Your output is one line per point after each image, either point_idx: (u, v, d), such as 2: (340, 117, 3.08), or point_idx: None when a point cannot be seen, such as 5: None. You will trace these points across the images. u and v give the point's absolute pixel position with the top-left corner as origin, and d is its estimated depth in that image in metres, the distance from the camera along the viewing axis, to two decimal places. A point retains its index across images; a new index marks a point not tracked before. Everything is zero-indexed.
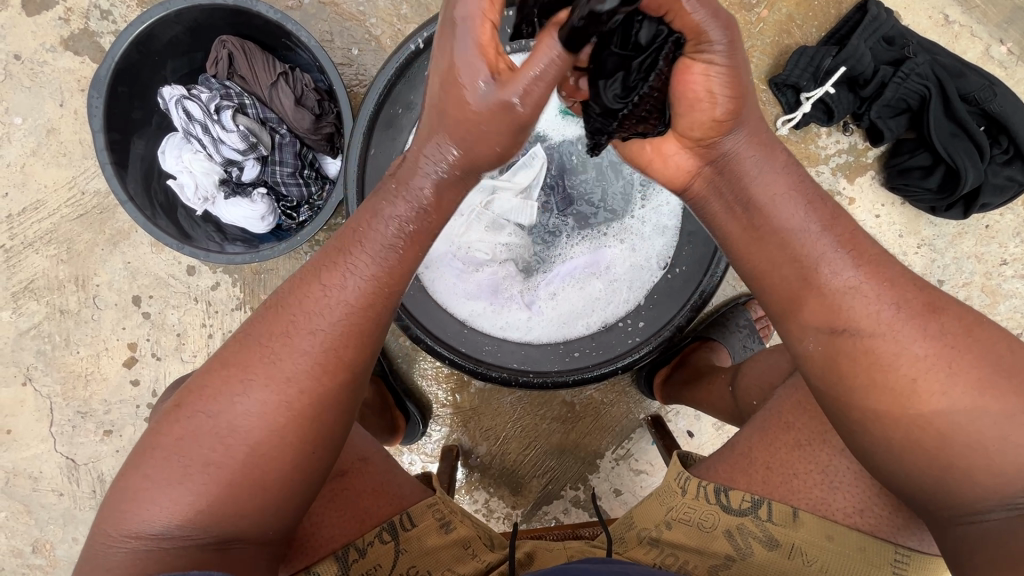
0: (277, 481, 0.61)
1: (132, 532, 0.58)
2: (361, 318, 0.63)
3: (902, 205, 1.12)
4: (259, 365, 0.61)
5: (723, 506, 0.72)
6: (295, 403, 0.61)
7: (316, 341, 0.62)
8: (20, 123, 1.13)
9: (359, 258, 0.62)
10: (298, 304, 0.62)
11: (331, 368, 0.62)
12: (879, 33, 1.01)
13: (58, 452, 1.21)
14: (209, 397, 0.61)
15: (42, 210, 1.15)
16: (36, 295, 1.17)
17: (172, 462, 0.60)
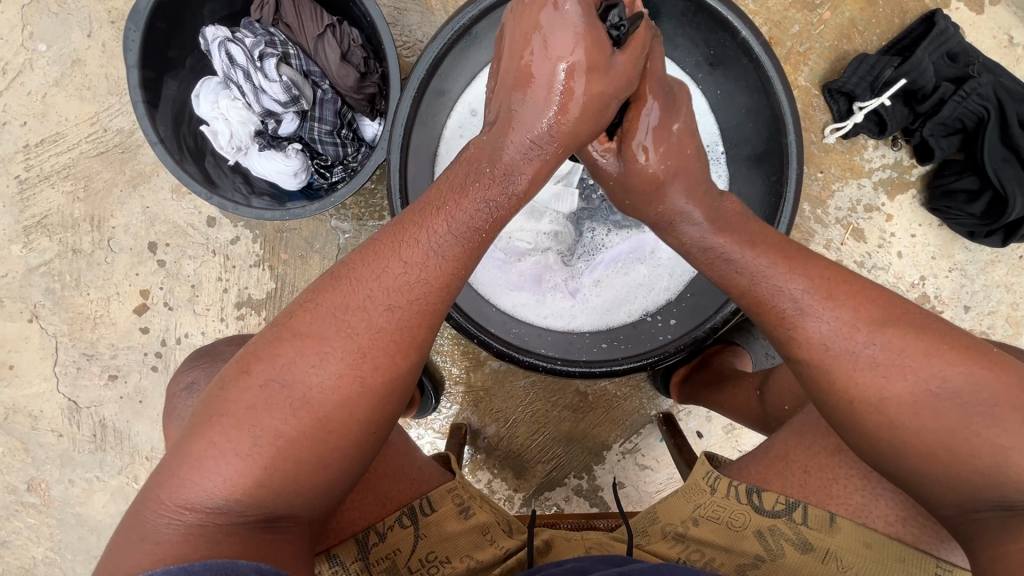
0: (341, 458, 0.59)
1: (186, 504, 0.55)
2: (438, 298, 0.63)
3: (939, 227, 1.11)
4: (335, 338, 0.59)
5: (755, 506, 0.72)
6: (370, 378, 0.59)
7: (392, 315, 0.61)
8: (45, 50, 1.08)
9: (438, 227, 0.63)
10: (366, 275, 0.61)
11: (404, 346, 0.61)
12: (944, 48, 0.99)
13: (60, 393, 1.19)
14: (280, 365, 0.58)
15: (61, 143, 1.10)
16: (48, 232, 1.13)
17: (233, 436, 0.56)
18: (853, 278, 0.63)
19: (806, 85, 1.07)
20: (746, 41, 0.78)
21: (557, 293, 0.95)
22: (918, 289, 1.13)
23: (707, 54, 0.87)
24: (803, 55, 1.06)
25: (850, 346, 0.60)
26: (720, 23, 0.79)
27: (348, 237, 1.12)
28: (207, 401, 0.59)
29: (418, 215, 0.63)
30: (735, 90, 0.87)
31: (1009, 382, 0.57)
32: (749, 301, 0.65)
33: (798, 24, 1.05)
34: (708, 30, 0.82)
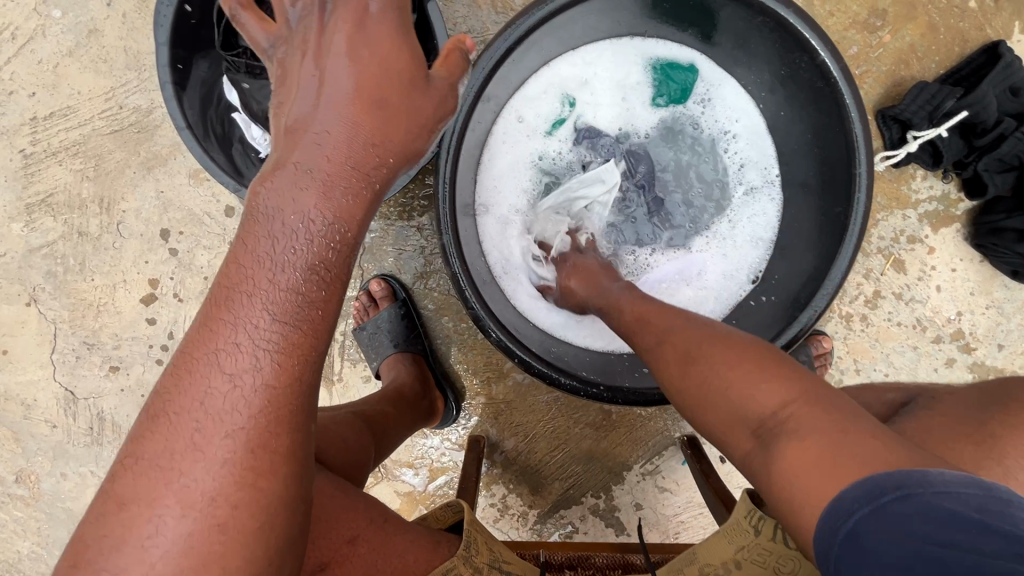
0: None
1: None
2: (284, 392, 0.49)
3: (980, 263, 1.09)
4: (161, 485, 0.46)
5: (803, 550, 0.67)
6: (230, 516, 0.47)
7: (235, 433, 0.48)
8: (59, 17, 1.01)
9: (246, 315, 0.49)
10: (190, 396, 0.48)
11: (258, 463, 0.48)
12: (1009, 81, 0.96)
13: (57, 382, 1.12)
14: (104, 546, 0.45)
15: (72, 118, 1.03)
16: (53, 211, 1.06)
17: None
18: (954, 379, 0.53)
19: None
20: (824, 65, 0.74)
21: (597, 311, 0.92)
22: (954, 324, 1.11)
23: (776, 74, 0.83)
24: (858, 78, 1.03)
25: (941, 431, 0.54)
26: (799, 42, 0.75)
27: (374, 236, 1.07)
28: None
29: (223, 309, 0.49)
30: (803, 113, 0.83)
31: None
32: None
33: (856, 45, 1.02)
34: (784, 48, 0.78)
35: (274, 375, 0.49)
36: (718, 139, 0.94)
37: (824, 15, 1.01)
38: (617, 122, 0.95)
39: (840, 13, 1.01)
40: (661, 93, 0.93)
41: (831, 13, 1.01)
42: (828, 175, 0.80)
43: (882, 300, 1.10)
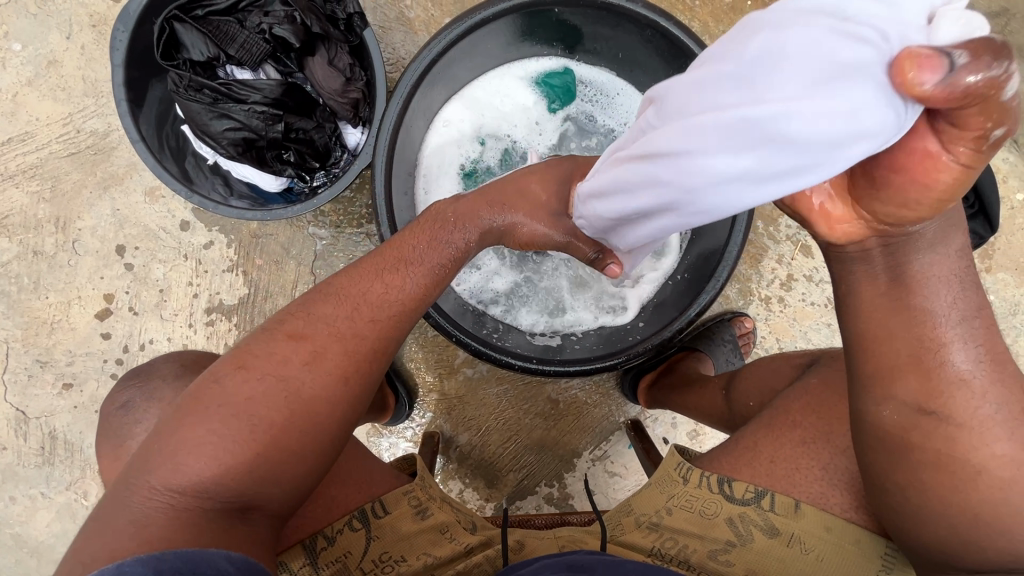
0: (319, 442, 0.63)
1: (171, 489, 0.56)
2: (416, 307, 0.72)
3: None
4: (325, 335, 0.66)
5: (726, 495, 0.75)
6: (354, 374, 0.66)
7: (377, 321, 0.69)
8: (19, 50, 1.07)
9: (417, 249, 0.74)
10: (366, 286, 0.70)
11: (381, 349, 0.69)
12: None
13: (7, 402, 1.13)
14: (278, 359, 0.63)
15: (30, 142, 1.09)
16: (9, 233, 1.10)
17: (223, 422, 0.59)
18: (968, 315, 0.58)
19: None
20: None
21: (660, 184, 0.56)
22: None
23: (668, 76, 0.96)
24: None
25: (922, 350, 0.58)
26: (680, 47, 0.88)
27: (325, 243, 1.14)
28: (192, 395, 0.62)
29: (402, 246, 0.74)
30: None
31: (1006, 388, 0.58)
32: None
33: None
34: (670, 53, 0.91)
35: (416, 293, 0.72)
36: (608, 135, 1.09)
37: (719, 34, 1.16)
38: (525, 136, 1.09)
39: None
40: (553, 99, 1.08)
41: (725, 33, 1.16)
42: None
43: (795, 282, 1.21)
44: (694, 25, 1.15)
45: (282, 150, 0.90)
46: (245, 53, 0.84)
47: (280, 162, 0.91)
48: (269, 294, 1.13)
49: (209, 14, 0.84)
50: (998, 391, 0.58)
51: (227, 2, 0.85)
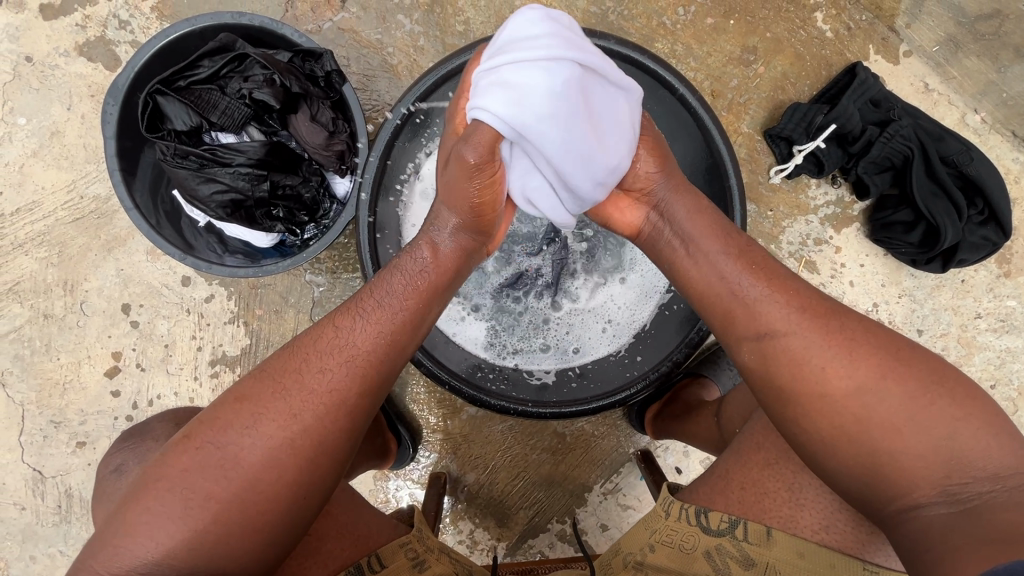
0: (271, 514, 0.62)
1: (121, 569, 0.58)
2: (368, 361, 0.68)
3: (884, 256, 1.18)
4: (272, 400, 0.64)
5: (703, 526, 0.72)
6: (301, 442, 0.63)
7: (325, 378, 0.66)
8: (24, 124, 1.12)
9: (368, 305, 0.72)
10: (316, 347, 0.68)
11: (336, 410, 0.66)
12: (866, 96, 1.09)
13: (24, 463, 1.15)
14: (220, 429, 0.63)
15: (37, 211, 1.13)
16: (20, 298, 1.14)
17: (173, 495, 0.60)
18: (776, 270, 0.70)
19: (749, 132, 1.15)
20: (683, 96, 0.92)
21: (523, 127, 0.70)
22: (872, 315, 1.19)
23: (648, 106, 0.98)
24: (743, 105, 1.15)
25: (766, 309, 0.67)
26: (658, 78, 0.93)
27: (322, 290, 1.15)
28: (147, 469, 0.63)
29: (356, 300, 0.73)
30: (678, 138, 0.99)
31: (831, 323, 0.65)
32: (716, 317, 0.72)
33: (736, 78, 1.15)
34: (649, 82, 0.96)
35: (364, 346, 0.69)
36: None
37: (704, 55, 1.15)
38: None
39: (717, 53, 1.15)
40: None
41: (709, 54, 1.15)
42: (706, 183, 0.97)
43: None
44: (677, 48, 1.14)
45: (271, 207, 0.91)
46: (228, 119, 0.87)
47: (270, 219, 0.92)
48: (270, 343, 1.14)
49: (190, 83, 0.87)
50: (796, 302, 0.67)
51: (208, 70, 0.87)
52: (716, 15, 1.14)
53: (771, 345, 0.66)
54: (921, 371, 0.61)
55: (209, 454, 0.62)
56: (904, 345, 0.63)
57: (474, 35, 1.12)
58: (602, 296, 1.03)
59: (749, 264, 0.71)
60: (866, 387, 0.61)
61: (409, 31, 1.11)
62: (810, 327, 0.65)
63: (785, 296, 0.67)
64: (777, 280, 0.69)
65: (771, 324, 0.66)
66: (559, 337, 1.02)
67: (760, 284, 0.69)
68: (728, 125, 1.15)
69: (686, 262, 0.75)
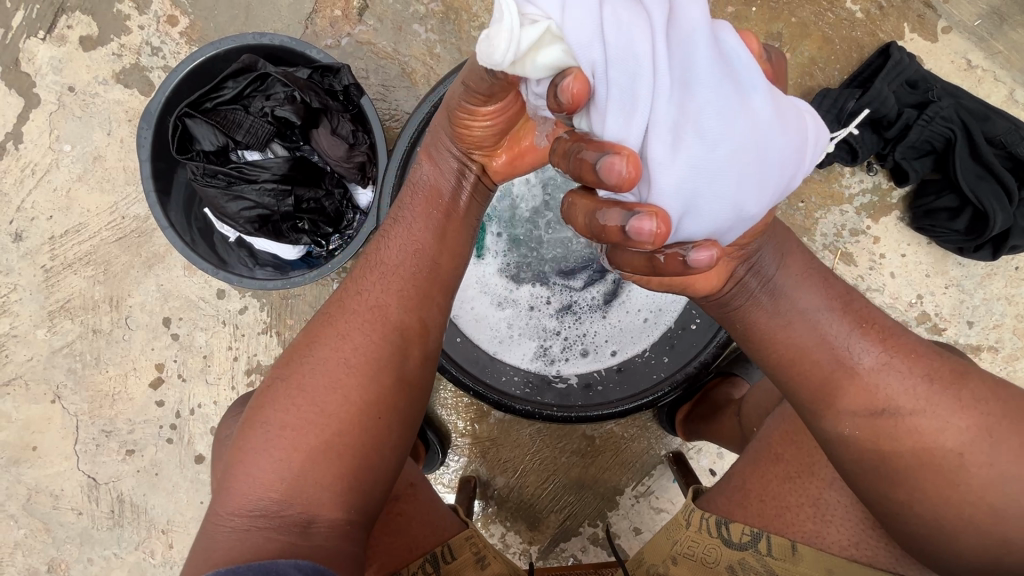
0: (351, 432, 0.63)
1: (238, 510, 0.59)
2: (402, 276, 0.69)
3: (927, 245, 1.12)
4: (321, 331, 0.67)
5: (724, 539, 0.73)
6: (357, 357, 0.65)
7: (364, 301, 0.68)
8: (69, 150, 1.18)
9: (388, 233, 0.72)
10: (357, 274, 0.71)
11: (382, 323, 0.67)
12: (902, 77, 1.03)
13: (80, 470, 1.22)
14: (283, 366, 0.66)
15: (84, 232, 1.19)
16: (71, 315, 1.20)
17: (259, 432, 0.63)
18: (885, 322, 0.63)
19: None
20: None
21: (695, 72, 0.50)
22: (917, 308, 1.13)
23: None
24: None
25: (888, 374, 0.61)
26: None
27: None
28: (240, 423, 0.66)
29: (377, 235, 0.74)
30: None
31: (968, 395, 0.59)
32: (776, 338, 0.66)
33: None
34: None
35: (396, 264, 0.70)
36: None
37: None
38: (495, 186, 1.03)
39: None
40: None
41: None
42: None
43: None
44: None
45: (297, 220, 0.94)
46: (253, 137, 0.89)
47: (296, 231, 0.94)
48: None
49: (216, 104, 0.90)
50: (908, 368, 0.61)
51: (232, 91, 0.90)
52: (738, 3, 1.11)
53: (883, 413, 0.60)
54: None
55: (279, 387, 0.65)
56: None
57: None
58: (634, 301, 1.01)
59: (855, 320, 0.63)
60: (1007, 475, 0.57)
61: (426, 39, 1.12)
62: (946, 399, 0.59)
63: (891, 347, 0.61)
64: (885, 335, 0.62)
65: (889, 389, 0.60)
66: (593, 342, 1.01)
67: (859, 334, 0.62)
68: None
69: (771, 327, 0.66)
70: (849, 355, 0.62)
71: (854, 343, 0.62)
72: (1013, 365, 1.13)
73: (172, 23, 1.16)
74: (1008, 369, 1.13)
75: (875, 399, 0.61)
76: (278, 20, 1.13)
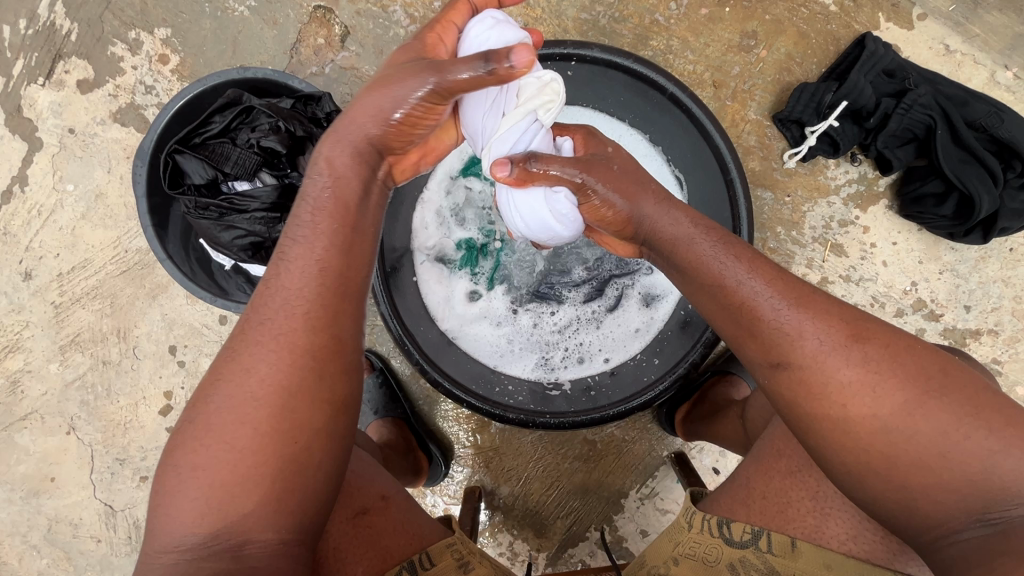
0: (270, 464, 0.58)
1: (165, 547, 0.57)
2: (303, 296, 0.63)
3: (918, 232, 1.12)
4: (228, 362, 0.61)
5: (726, 538, 0.72)
6: (269, 387, 0.59)
7: (264, 328, 0.62)
8: (72, 190, 1.23)
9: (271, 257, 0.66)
10: (257, 300, 0.64)
11: (291, 349, 0.61)
12: (878, 67, 1.04)
13: (97, 499, 1.25)
14: (196, 404, 0.61)
15: (89, 267, 1.23)
16: (81, 348, 1.24)
17: (178, 470, 0.59)
18: (796, 279, 0.65)
19: (757, 118, 1.12)
20: (674, 94, 0.94)
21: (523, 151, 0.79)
22: (912, 295, 1.12)
23: (639, 112, 0.99)
24: (748, 92, 1.12)
25: (801, 326, 0.61)
26: (646, 79, 0.95)
27: None
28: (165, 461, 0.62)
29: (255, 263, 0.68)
30: (674, 136, 0.98)
31: (868, 339, 0.59)
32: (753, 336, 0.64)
33: (738, 65, 1.12)
34: (634, 83, 0.97)
35: (293, 285, 0.63)
36: None
37: (702, 47, 1.12)
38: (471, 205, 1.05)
39: (716, 42, 1.12)
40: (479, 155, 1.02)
41: (707, 44, 1.12)
42: (705, 176, 0.98)
43: (832, 285, 1.12)
44: (672, 44, 1.12)
45: None
46: (240, 168, 0.92)
47: None
48: None
49: (204, 139, 0.93)
50: (817, 325, 0.61)
51: (219, 125, 0.93)
52: (711, 5, 1.12)
53: (806, 366, 0.60)
54: (972, 395, 0.56)
55: (201, 423, 0.59)
56: (958, 374, 0.58)
57: None
58: (625, 305, 1.03)
59: (761, 273, 0.66)
60: (913, 411, 0.56)
61: None
62: (859, 347, 0.59)
63: (805, 303, 0.62)
64: (804, 297, 0.63)
65: (800, 343, 0.61)
66: (584, 348, 1.02)
67: (774, 293, 0.63)
68: (734, 115, 1.12)
69: (699, 289, 0.69)
70: (765, 312, 0.63)
71: (767, 300, 0.63)
72: (1015, 347, 1.12)
73: (163, 62, 1.20)
74: (1010, 352, 1.12)
75: (783, 346, 0.61)
76: (264, 52, 1.17)
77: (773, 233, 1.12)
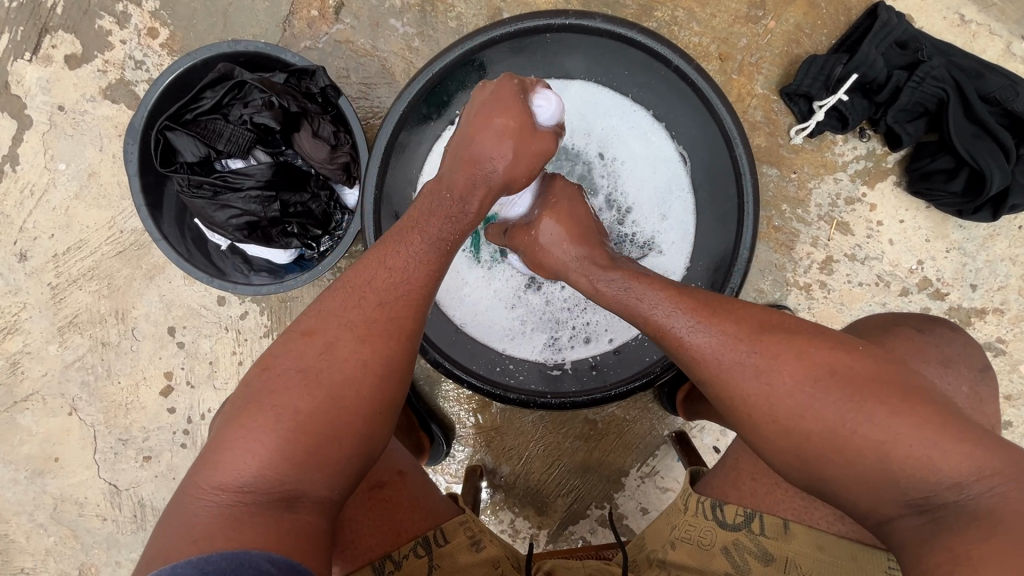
0: (353, 431, 0.64)
1: (223, 486, 0.60)
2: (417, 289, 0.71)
3: (927, 209, 1.09)
4: (336, 327, 0.67)
5: (719, 521, 0.74)
6: (374, 362, 0.66)
7: (382, 308, 0.69)
8: (64, 169, 1.20)
9: (409, 244, 0.74)
10: (369, 272, 0.71)
11: (398, 334, 0.69)
12: (890, 38, 1.01)
13: (102, 478, 1.26)
14: (293, 353, 0.66)
15: (85, 248, 1.21)
16: (80, 329, 1.23)
17: (262, 413, 0.63)
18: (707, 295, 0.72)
19: (764, 92, 1.09)
20: (679, 67, 0.87)
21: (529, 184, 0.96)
22: (918, 273, 1.11)
23: (647, 85, 0.98)
24: (755, 65, 1.09)
25: (712, 346, 0.67)
26: (650, 51, 0.89)
27: None
28: (236, 399, 0.65)
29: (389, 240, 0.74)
30: (681, 109, 0.96)
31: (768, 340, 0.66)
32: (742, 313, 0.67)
33: (745, 37, 1.08)
34: (642, 58, 0.93)
35: (414, 278, 0.72)
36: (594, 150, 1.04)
37: (708, 18, 1.09)
38: None
39: (722, 13, 1.08)
40: None
41: (714, 15, 1.08)
42: (710, 154, 0.95)
43: (837, 264, 1.11)
44: (678, 14, 1.09)
45: (286, 224, 0.95)
46: (233, 145, 0.90)
47: (286, 235, 0.95)
48: None
49: (196, 115, 0.90)
50: (723, 333, 0.68)
51: (211, 101, 0.90)
52: None
53: (717, 379, 0.67)
54: (881, 384, 0.60)
55: (297, 376, 0.64)
56: (864, 360, 0.62)
57: (467, 29, 1.12)
58: None
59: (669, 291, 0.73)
60: (821, 404, 0.61)
61: (403, 34, 1.12)
62: (756, 355, 0.65)
63: (712, 318, 0.69)
64: (710, 312, 0.70)
65: (710, 357, 0.67)
66: (589, 327, 1.02)
67: (686, 312, 0.70)
68: (739, 89, 1.09)
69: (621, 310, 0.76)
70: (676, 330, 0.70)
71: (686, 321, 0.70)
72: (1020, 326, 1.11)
73: (152, 35, 1.16)
74: (1015, 330, 1.11)
75: (698, 364, 0.68)
76: (256, 25, 1.13)
77: (777, 211, 1.10)
